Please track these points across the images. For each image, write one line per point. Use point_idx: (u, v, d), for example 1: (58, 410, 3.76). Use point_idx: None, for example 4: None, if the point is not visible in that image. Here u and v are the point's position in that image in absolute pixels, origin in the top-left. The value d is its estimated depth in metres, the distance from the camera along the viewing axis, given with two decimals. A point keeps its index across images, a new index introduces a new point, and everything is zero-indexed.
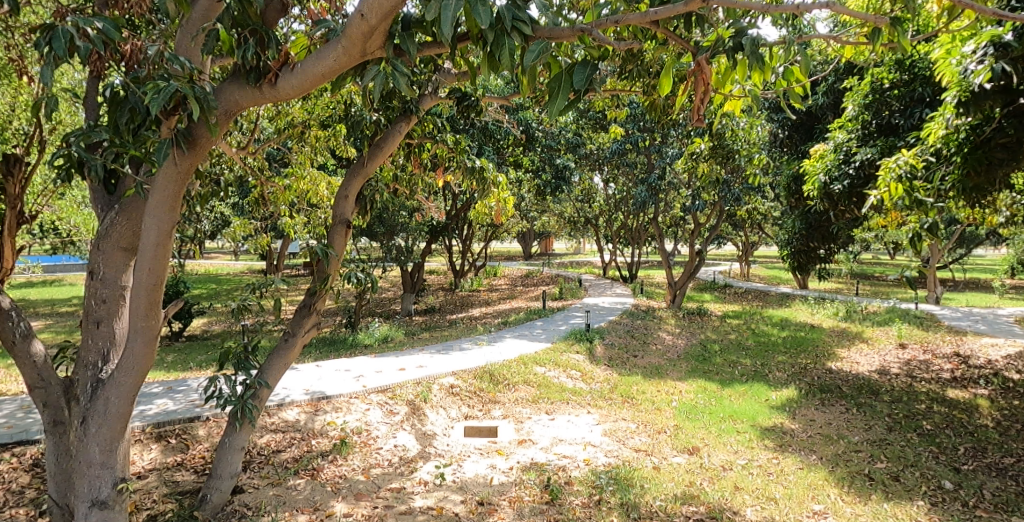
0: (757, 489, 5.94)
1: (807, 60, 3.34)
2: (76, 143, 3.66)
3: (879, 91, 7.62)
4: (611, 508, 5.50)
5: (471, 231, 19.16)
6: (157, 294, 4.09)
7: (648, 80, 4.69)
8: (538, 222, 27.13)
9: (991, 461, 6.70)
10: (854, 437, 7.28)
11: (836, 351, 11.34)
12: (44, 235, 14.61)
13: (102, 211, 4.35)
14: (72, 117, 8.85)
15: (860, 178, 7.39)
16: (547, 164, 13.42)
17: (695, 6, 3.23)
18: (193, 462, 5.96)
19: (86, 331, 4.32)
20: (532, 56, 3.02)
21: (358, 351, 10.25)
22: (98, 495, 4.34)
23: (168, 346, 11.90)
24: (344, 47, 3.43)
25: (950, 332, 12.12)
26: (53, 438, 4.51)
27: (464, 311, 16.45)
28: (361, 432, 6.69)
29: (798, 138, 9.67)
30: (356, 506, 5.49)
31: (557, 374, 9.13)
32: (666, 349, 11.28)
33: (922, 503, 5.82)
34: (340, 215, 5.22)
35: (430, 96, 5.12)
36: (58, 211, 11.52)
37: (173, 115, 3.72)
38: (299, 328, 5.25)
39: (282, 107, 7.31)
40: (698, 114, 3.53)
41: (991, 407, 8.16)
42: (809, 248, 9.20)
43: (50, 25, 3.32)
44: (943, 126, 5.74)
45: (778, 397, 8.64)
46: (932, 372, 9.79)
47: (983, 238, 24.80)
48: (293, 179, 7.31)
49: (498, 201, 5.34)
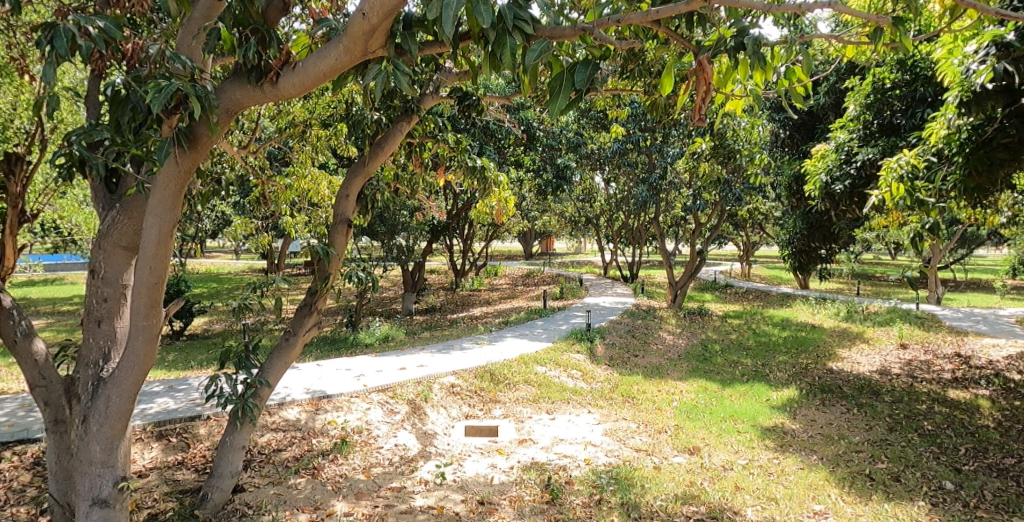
0: (758, 489, 5.94)
1: (809, 60, 3.33)
2: (77, 142, 3.66)
3: (880, 91, 7.62)
4: (612, 508, 5.50)
5: (472, 230, 19.16)
6: (157, 293, 4.09)
7: (649, 80, 4.69)
8: (538, 221, 27.15)
9: (992, 462, 6.70)
10: (855, 437, 7.27)
11: (837, 351, 11.34)
12: (44, 234, 14.63)
13: (103, 210, 4.35)
14: (73, 116, 8.86)
15: (861, 178, 7.39)
16: (548, 164, 13.59)
17: (697, 5, 3.22)
18: (193, 461, 5.96)
19: (86, 330, 4.33)
20: (533, 55, 3.02)
21: (359, 350, 10.25)
22: (99, 494, 4.34)
23: (168, 345, 11.91)
24: (345, 46, 3.43)
25: (951, 333, 12.11)
26: (54, 437, 4.51)
27: (464, 310, 16.45)
28: (362, 431, 6.69)
29: (799, 138, 9.63)
30: (357, 505, 5.50)
31: (557, 373, 9.13)
32: (667, 349, 11.27)
33: (923, 503, 5.82)
34: (341, 214, 5.22)
35: (431, 96, 5.12)
36: (58, 210, 11.53)
37: (174, 114, 3.72)
38: (300, 327, 5.24)
39: (283, 106, 7.32)
40: (700, 114, 3.51)
41: (992, 408, 8.15)
42: (810, 248, 9.19)
43: (52, 24, 3.32)
44: (944, 126, 5.74)
45: (778, 397, 8.63)
46: (932, 373, 9.78)
47: (984, 238, 24.79)
48: (294, 178, 7.31)
49: (499, 200, 5.32)
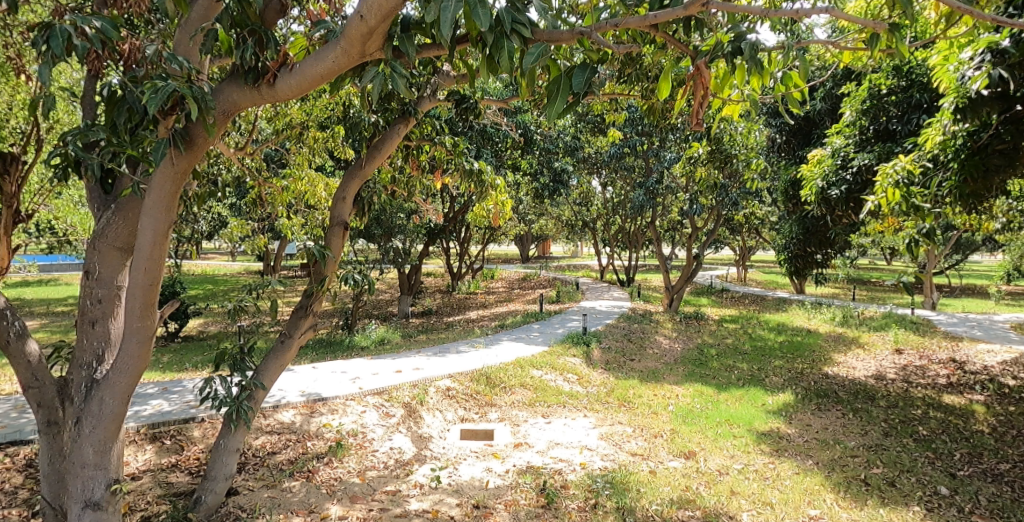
0: (754, 494, 5.94)
1: (806, 65, 3.31)
2: (72, 142, 3.63)
3: (876, 97, 7.61)
4: (607, 512, 5.50)
5: (468, 233, 19.16)
6: (153, 294, 4.07)
7: (647, 83, 4.72)
8: (536, 225, 27.19)
9: (987, 467, 6.71)
10: (851, 442, 7.28)
11: (833, 356, 11.36)
12: (39, 234, 14.60)
13: (97, 210, 4.33)
14: (69, 116, 8.84)
15: (857, 183, 7.43)
16: (545, 168, 13.71)
17: (694, 10, 3.22)
18: (187, 464, 5.93)
19: (81, 330, 4.30)
20: (531, 58, 3.01)
21: (354, 352, 10.23)
22: (92, 496, 4.32)
23: (164, 347, 11.87)
24: (343, 48, 3.42)
25: (947, 338, 12.15)
26: (46, 438, 4.48)
27: (461, 313, 16.45)
28: (357, 434, 6.67)
29: (795, 144, 9.60)
30: (351, 509, 5.48)
31: (553, 377, 9.12)
32: (663, 354, 11.27)
33: (919, 508, 5.82)
34: (338, 216, 5.20)
35: (429, 98, 5.12)
36: (54, 209, 11.50)
37: (171, 114, 3.70)
38: (295, 330, 5.22)
39: (280, 108, 7.31)
40: (697, 119, 3.51)
41: (987, 413, 8.18)
42: (806, 253, 9.20)
43: (48, 23, 3.31)
44: (940, 132, 5.82)
45: (774, 401, 8.64)
46: (928, 378, 9.80)
47: (979, 243, 24.89)
48: (291, 180, 7.31)
49: (497, 204, 5.37)
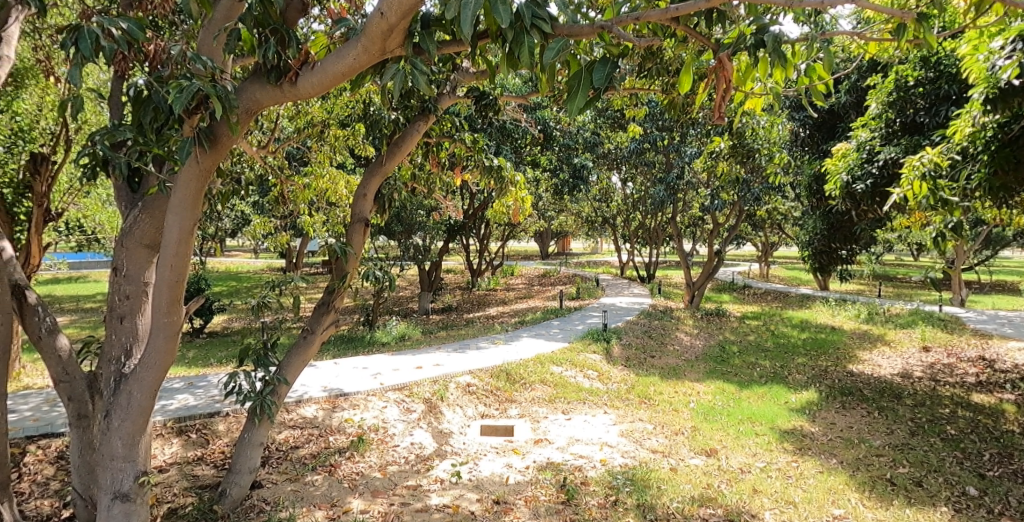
0: (776, 492, 5.90)
1: (831, 57, 3.26)
2: (100, 141, 3.70)
3: (903, 89, 7.46)
4: (628, 509, 5.49)
5: (488, 230, 19.21)
6: (179, 290, 4.14)
7: (667, 78, 4.80)
8: (555, 221, 27.27)
9: (1016, 468, 6.58)
10: (876, 441, 7.20)
11: (858, 354, 11.22)
12: (69, 233, 14.97)
13: (126, 208, 4.42)
14: (96, 116, 9.04)
15: (883, 177, 7.32)
16: (564, 164, 13.75)
17: (716, 2, 3.17)
18: (212, 457, 6.02)
19: (109, 326, 4.40)
20: (551, 54, 3.00)
21: (375, 349, 10.33)
22: (121, 488, 4.40)
23: (189, 342, 12.09)
24: (364, 45, 3.44)
25: (976, 336, 11.93)
26: (76, 431, 4.59)
27: (480, 309, 16.46)
28: (378, 430, 6.73)
29: (819, 138, 9.54)
30: (373, 503, 5.53)
31: (573, 373, 9.11)
32: (684, 350, 11.21)
33: (946, 509, 5.74)
34: (358, 213, 5.23)
35: (448, 95, 5.11)
36: (83, 207, 11.83)
37: (195, 114, 3.75)
38: (317, 326, 5.27)
39: (302, 106, 7.42)
40: (718, 113, 3.46)
41: (1017, 412, 8.01)
42: (830, 249, 9.10)
43: (76, 26, 3.36)
44: (968, 123, 5.65)
45: (797, 399, 8.56)
46: (956, 376, 9.62)
47: (1010, 239, 24.30)
48: (313, 178, 7.34)
49: (516, 200, 5.22)
